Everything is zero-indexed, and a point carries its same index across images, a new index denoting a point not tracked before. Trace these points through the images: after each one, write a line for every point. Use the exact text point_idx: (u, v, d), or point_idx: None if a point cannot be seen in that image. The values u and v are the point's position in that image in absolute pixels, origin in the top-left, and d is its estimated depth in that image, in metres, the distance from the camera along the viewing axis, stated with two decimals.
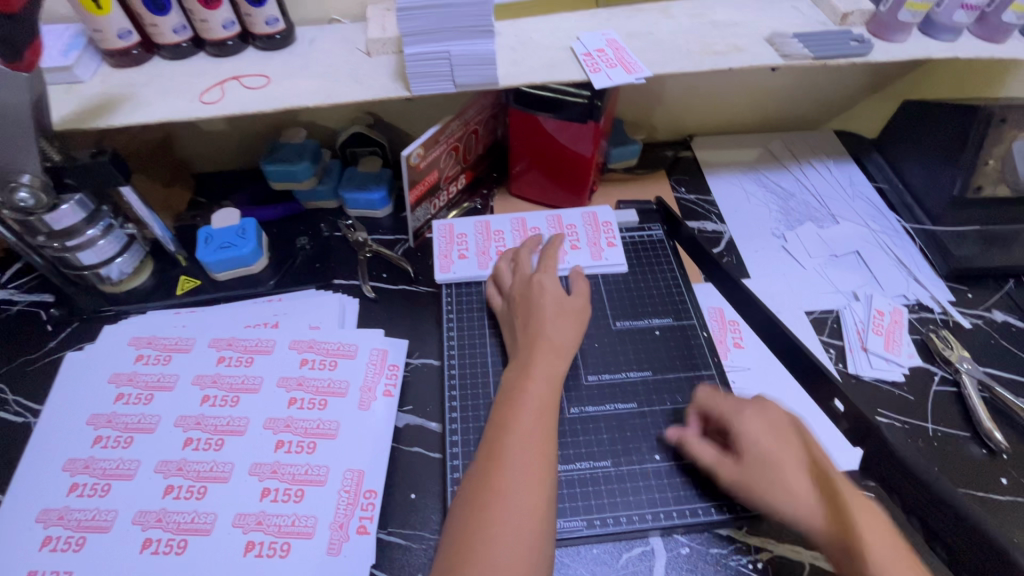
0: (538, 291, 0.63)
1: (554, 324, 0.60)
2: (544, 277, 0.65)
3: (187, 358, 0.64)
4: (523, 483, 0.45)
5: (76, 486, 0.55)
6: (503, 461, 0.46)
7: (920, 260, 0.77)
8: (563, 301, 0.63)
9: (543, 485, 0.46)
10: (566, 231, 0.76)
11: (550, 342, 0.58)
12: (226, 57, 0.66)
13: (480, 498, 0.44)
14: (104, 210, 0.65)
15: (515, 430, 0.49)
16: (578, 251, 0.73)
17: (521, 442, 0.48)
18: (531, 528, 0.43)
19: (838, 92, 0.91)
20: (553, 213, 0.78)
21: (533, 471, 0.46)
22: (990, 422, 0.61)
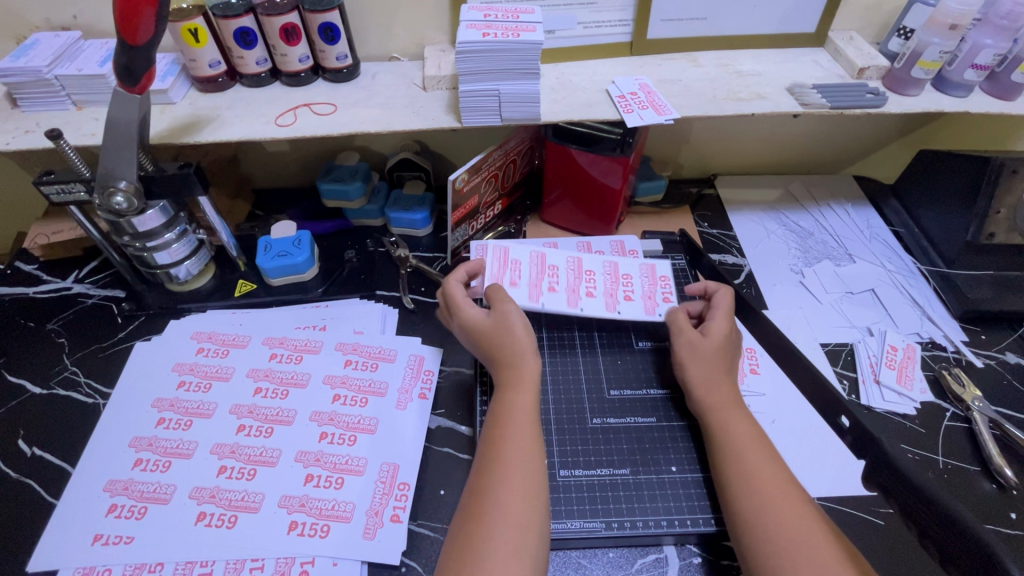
0: (473, 322, 0.64)
1: (515, 349, 0.62)
2: (474, 309, 0.65)
3: (243, 353, 0.70)
4: (511, 501, 0.49)
5: (140, 461, 0.60)
6: (493, 478, 0.51)
7: (935, 301, 0.80)
8: (501, 333, 0.63)
9: (531, 506, 0.50)
10: (621, 281, 0.74)
11: (515, 363, 0.61)
12: (299, 87, 0.74)
13: (470, 513, 0.49)
14: (181, 217, 0.73)
15: (506, 451, 0.53)
16: (631, 303, 0.71)
17: (510, 462, 0.52)
18: (518, 547, 0.47)
19: (857, 141, 0.96)
20: (610, 260, 0.76)
21: (522, 492, 0.50)
22: (1000, 459, 0.63)
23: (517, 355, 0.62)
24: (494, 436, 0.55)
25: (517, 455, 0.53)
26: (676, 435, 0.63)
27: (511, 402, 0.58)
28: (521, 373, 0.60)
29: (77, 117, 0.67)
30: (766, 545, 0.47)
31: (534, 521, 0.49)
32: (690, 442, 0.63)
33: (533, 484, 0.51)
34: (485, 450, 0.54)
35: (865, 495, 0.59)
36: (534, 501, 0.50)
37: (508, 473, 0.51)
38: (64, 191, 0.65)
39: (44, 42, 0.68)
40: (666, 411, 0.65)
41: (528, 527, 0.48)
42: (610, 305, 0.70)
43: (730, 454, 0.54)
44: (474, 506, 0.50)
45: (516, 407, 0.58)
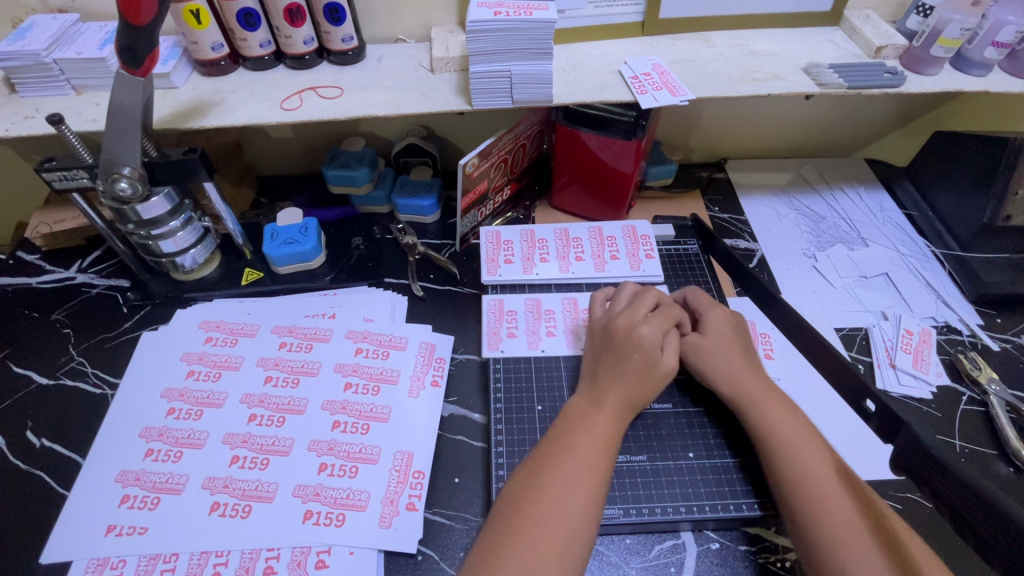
0: (629, 336, 0.59)
1: (633, 374, 0.58)
2: (648, 329, 0.59)
3: (251, 342, 0.69)
4: (550, 517, 0.48)
5: (151, 451, 0.59)
6: (542, 483, 0.50)
7: (950, 284, 0.79)
8: (650, 366, 0.58)
9: (574, 522, 0.48)
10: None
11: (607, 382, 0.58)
12: (303, 70, 0.73)
13: (510, 515, 0.48)
14: (186, 204, 0.71)
15: (563, 460, 0.51)
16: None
17: (565, 480, 0.50)
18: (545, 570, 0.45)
19: (869, 123, 0.95)
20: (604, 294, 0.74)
21: (565, 508, 0.48)
22: (1018, 442, 0.62)
23: (632, 378, 0.57)
24: (556, 442, 0.54)
25: (574, 469, 0.51)
26: (693, 421, 0.62)
27: (585, 414, 0.56)
28: (614, 397, 0.57)
29: (77, 103, 0.66)
30: (828, 550, 0.46)
31: (571, 538, 0.47)
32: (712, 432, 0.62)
33: (584, 500, 0.49)
34: (542, 453, 0.53)
35: (883, 480, 0.59)
36: (581, 518, 0.48)
37: (556, 485, 0.50)
38: (66, 177, 0.63)
39: (42, 25, 0.66)
40: (683, 397, 0.64)
41: (561, 549, 0.46)
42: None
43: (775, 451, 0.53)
44: (514, 509, 0.49)
45: (588, 421, 0.55)
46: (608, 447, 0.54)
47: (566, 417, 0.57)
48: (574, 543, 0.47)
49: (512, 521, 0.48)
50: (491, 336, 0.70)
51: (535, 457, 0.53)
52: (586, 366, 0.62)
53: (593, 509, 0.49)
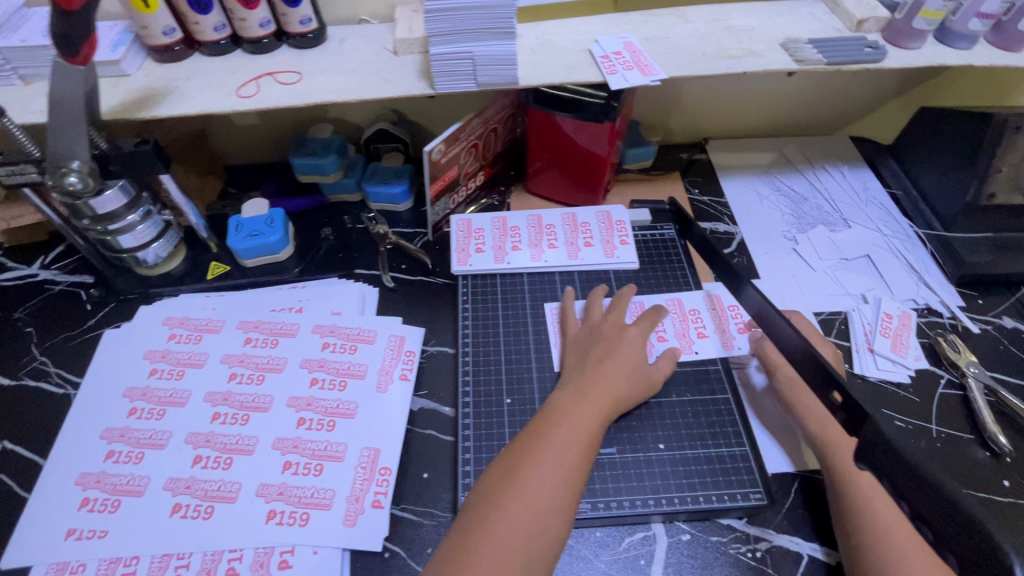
0: (620, 336, 0.63)
1: (623, 368, 0.59)
2: (636, 329, 0.64)
3: (216, 338, 0.67)
4: (525, 508, 0.47)
5: (112, 453, 0.58)
6: (520, 473, 0.49)
7: (931, 265, 0.78)
8: (639, 363, 0.61)
9: (549, 514, 0.47)
10: (690, 317, 0.69)
11: (599, 379, 0.58)
12: (262, 55, 0.70)
13: (484, 506, 0.47)
14: (144, 197, 0.69)
15: (543, 448, 0.50)
16: (706, 340, 0.67)
17: (542, 472, 0.49)
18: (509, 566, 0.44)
19: (855, 100, 0.92)
20: (673, 295, 0.72)
21: (540, 499, 0.47)
22: (994, 426, 0.62)
23: (622, 372, 0.59)
24: (537, 431, 0.53)
25: (555, 459, 0.50)
26: (664, 413, 0.61)
27: (570, 404, 0.55)
28: (601, 389, 0.57)
29: (22, 93, 0.63)
30: None
31: (543, 530, 0.46)
32: (696, 440, 0.60)
33: (561, 491, 0.48)
34: (523, 442, 0.52)
35: None
36: (555, 509, 0.47)
37: (534, 475, 0.49)
38: (14, 172, 0.61)
39: None
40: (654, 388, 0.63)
41: (533, 541, 0.45)
42: (685, 347, 0.66)
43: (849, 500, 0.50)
44: (489, 497, 0.48)
45: (573, 411, 0.54)
46: (590, 435, 0.53)
47: (551, 405, 0.56)
48: (547, 536, 0.46)
49: (487, 511, 0.46)
50: (558, 344, 0.67)
51: (515, 446, 0.52)
52: (568, 364, 0.62)
53: (568, 500, 0.48)
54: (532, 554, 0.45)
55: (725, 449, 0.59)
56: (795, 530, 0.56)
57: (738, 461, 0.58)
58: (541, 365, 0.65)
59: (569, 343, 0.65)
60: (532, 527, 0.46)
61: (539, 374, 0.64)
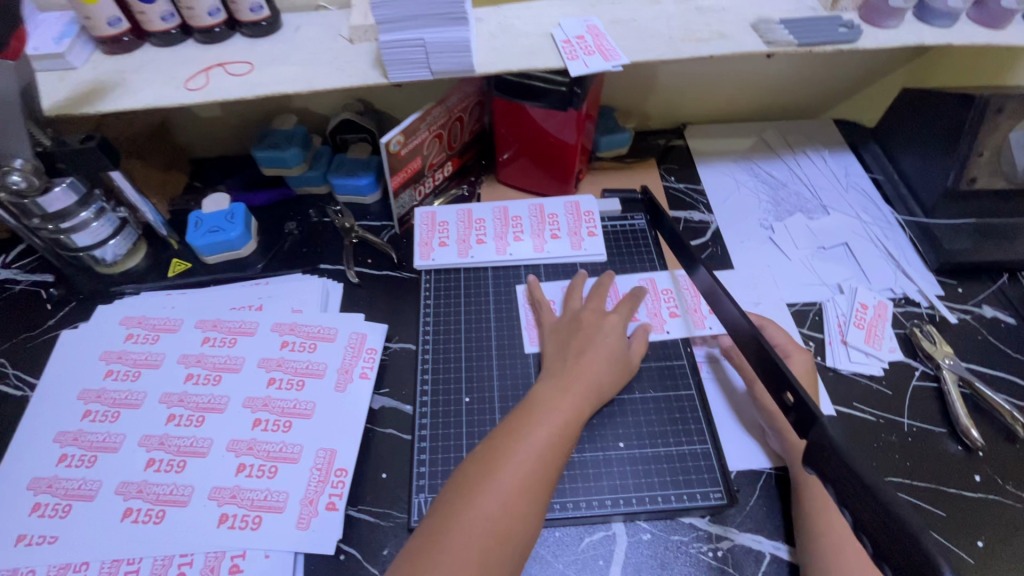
0: (598, 324, 0.62)
1: (604, 360, 0.59)
2: (616, 316, 0.63)
3: (173, 338, 0.66)
4: (496, 505, 0.46)
5: (65, 457, 0.57)
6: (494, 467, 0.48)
7: (911, 253, 0.76)
8: (619, 354, 0.60)
9: (519, 511, 0.47)
10: (663, 297, 0.69)
11: (580, 372, 0.57)
12: (214, 45, 0.67)
13: (454, 500, 0.47)
14: (96, 193, 0.67)
15: (518, 443, 0.50)
16: (678, 319, 0.67)
17: (514, 467, 0.48)
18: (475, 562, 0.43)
19: (839, 81, 0.89)
20: (648, 275, 0.72)
21: (512, 497, 0.47)
22: (967, 420, 0.60)
23: (602, 364, 0.59)
24: (515, 426, 0.52)
25: (530, 454, 0.49)
26: (626, 410, 0.60)
27: (550, 398, 0.54)
28: (583, 384, 0.56)
29: None
30: None
31: (513, 527, 0.46)
32: (657, 437, 0.59)
33: (534, 487, 0.48)
34: (499, 437, 0.51)
35: None
36: (527, 506, 0.47)
37: (508, 471, 0.48)
38: None
39: None
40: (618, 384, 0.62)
41: (501, 539, 0.45)
42: (656, 326, 0.66)
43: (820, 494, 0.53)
44: (460, 491, 0.47)
45: (550, 405, 0.54)
46: (567, 430, 0.53)
47: (531, 399, 0.55)
48: (516, 533, 0.46)
49: (457, 507, 0.46)
50: (529, 324, 0.67)
51: (491, 439, 0.51)
52: (547, 353, 0.61)
53: (539, 497, 0.48)
54: (499, 551, 0.45)
55: (686, 447, 0.58)
56: (758, 528, 0.55)
57: (699, 460, 0.57)
58: (502, 363, 0.64)
59: (545, 328, 0.64)
60: (502, 525, 0.45)
61: (500, 373, 0.63)
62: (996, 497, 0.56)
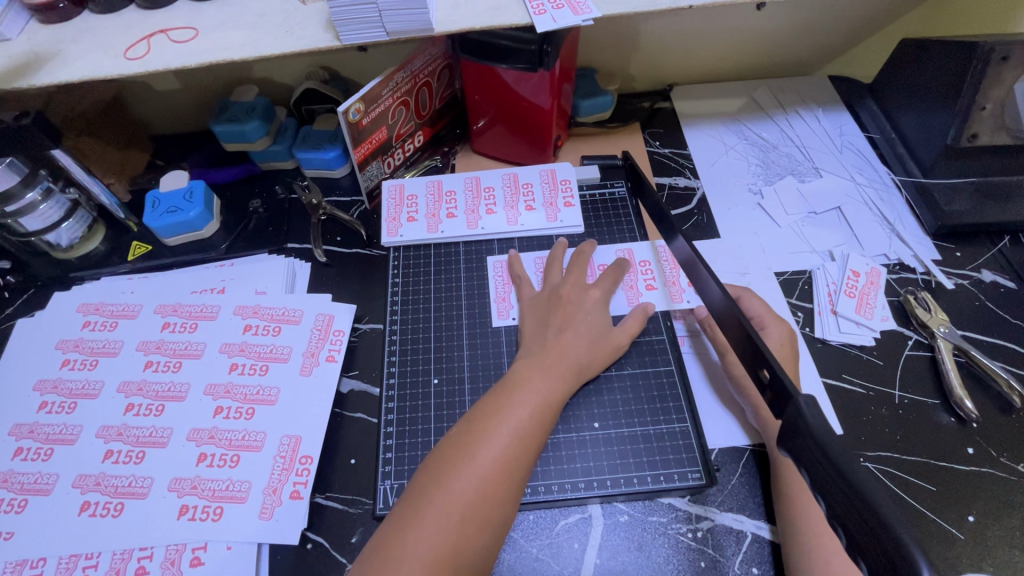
0: (579, 299, 0.59)
1: (585, 338, 0.56)
2: (597, 291, 0.60)
3: (132, 325, 0.63)
4: (470, 490, 0.44)
5: (20, 450, 0.55)
6: (468, 450, 0.46)
7: (907, 216, 0.72)
8: (600, 329, 0.57)
9: (495, 498, 0.44)
10: (639, 269, 0.66)
11: (558, 350, 0.54)
12: (157, 10, 0.62)
13: (427, 485, 0.44)
14: (42, 174, 0.64)
15: (494, 425, 0.47)
16: (655, 291, 0.64)
17: (488, 452, 0.45)
18: (444, 553, 0.41)
19: (834, 34, 0.84)
20: (625, 245, 0.68)
21: (488, 481, 0.44)
22: (962, 390, 0.57)
23: (581, 343, 0.56)
24: (491, 406, 0.49)
25: (506, 436, 0.47)
26: (601, 389, 0.58)
27: (529, 377, 0.52)
28: (563, 363, 0.53)
29: None
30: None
31: (487, 516, 0.43)
32: (633, 417, 0.56)
33: (512, 471, 0.45)
34: (474, 418, 0.48)
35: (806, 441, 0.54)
36: (504, 492, 0.44)
37: (483, 455, 0.45)
38: None
39: None
40: None
41: (477, 525, 0.43)
42: (631, 300, 0.63)
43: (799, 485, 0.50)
44: (431, 478, 0.44)
45: (528, 385, 0.51)
46: (546, 411, 0.50)
47: (508, 378, 0.52)
48: (493, 518, 0.44)
49: (429, 492, 0.43)
50: (498, 297, 0.65)
51: (466, 421, 0.49)
52: (527, 329, 0.58)
53: (517, 479, 0.46)
54: (474, 537, 0.42)
55: (664, 426, 0.56)
56: (739, 507, 0.53)
57: (678, 439, 0.55)
58: (473, 344, 0.61)
59: (524, 303, 0.61)
60: (473, 514, 0.43)
61: (471, 355, 0.61)
62: (989, 470, 0.54)
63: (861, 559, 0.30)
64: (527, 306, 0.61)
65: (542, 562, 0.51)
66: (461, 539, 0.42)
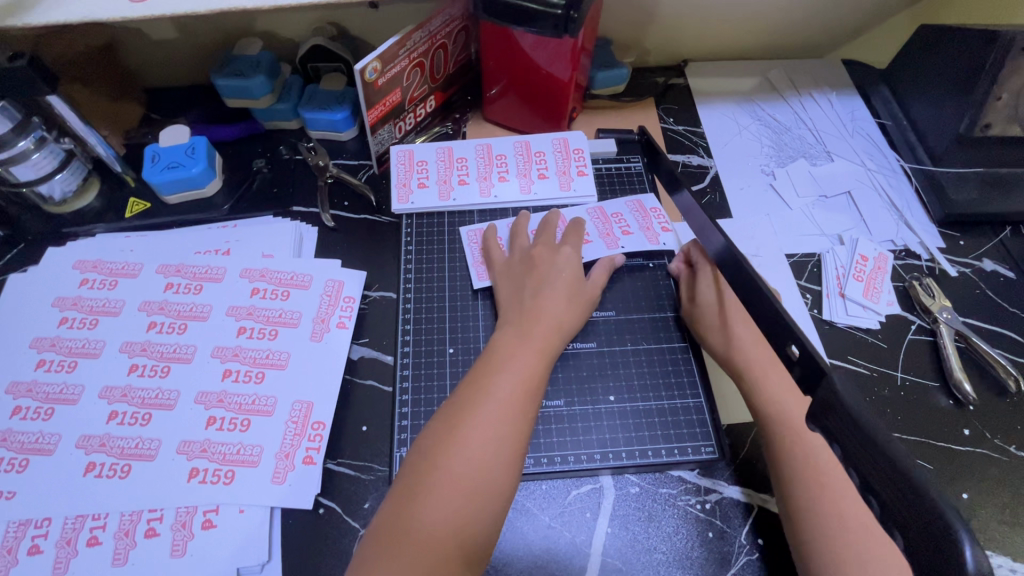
0: (552, 260, 0.59)
1: (561, 296, 0.56)
2: (569, 250, 0.60)
3: (133, 284, 0.61)
4: (463, 474, 0.45)
5: (19, 409, 0.53)
6: (456, 429, 0.46)
7: (914, 203, 0.73)
8: (576, 285, 0.57)
9: (488, 476, 0.45)
10: (612, 220, 0.66)
11: (544, 318, 0.54)
12: None
13: (420, 466, 0.45)
14: (35, 121, 0.60)
15: (480, 402, 0.48)
16: (632, 237, 0.64)
17: (475, 433, 0.46)
18: (449, 534, 0.43)
19: (852, 18, 0.83)
20: (593, 204, 0.68)
21: (478, 462, 0.45)
22: (961, 373, 0.59)
23: (560, 303, 0.55)
24: (472, 382, 0.50)
25: (491, 412, 0.47)
26: (618, 361, 0.58)
27: (511, 347, 0.52)
28: (542, 327, 0.53)
29: None
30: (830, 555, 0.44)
31: (485, 493, 0.45)
32: (647, 391, 0.57)
33: (499, 448, 0.46)
34: (459, 395, 0.49)
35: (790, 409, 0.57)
36: (496, 469, 0.45)
37: (469, 434, 0.46)
38: None
39: None
40: (609, 336, 0.60)
41: (478, 501, 0.44)
42: (609, 244, 0.63)
43: (819, 472, 0.48)
44: (421, 463, 0.45)
45: (511, 357, 0.51)
46: (532, 383, 0.50)
47: (489, 347, 0.53)
48: (491, 495, 0.45)
49: (421, 473, 0.45)
50: (476, 262, 0.63)
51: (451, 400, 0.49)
52: (503, 297, 0.58)
53: (507, 453, 0.46)
54: (477, 513, 0.44)
55: (679, 401, 0.56)
56: (747, 480, 0.54)
57: (691, 413, 0.56)
58: (489, 308, 0.61)
59: (496, 270, 0.60)
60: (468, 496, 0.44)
61: (486, 321, 0.60)
62: (984, 450, 0.56)
63: (897, 533, 0.30)
64: (502, 270, 0.60)
65: (554, 530, 0.52)
66: (463, 519, 0.43)
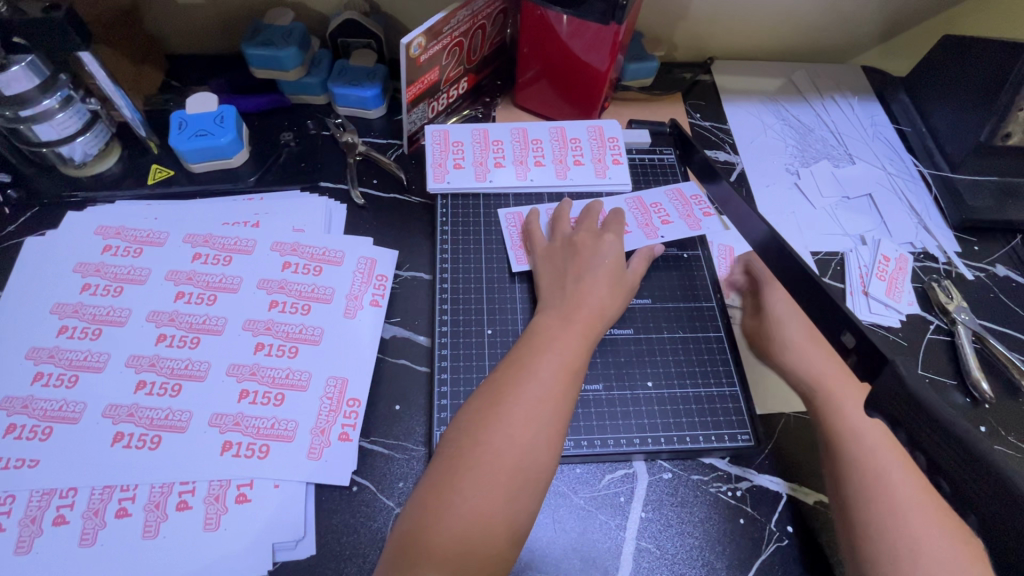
0: (595, 246, 0.59)
1: (602, 283, 0.56)
2: (612, 237, 0.60)
3: (159, 253, 0.59)
4: (509, 456, 0.43)
5: (41, 375, 0.52)
6: (501, 406, 0.46)
7: (932, 208, 0.75)
8: (616, 274, 0.57)
9: (534, 457, 0.44)
10: (652, 210, 0.66)
11: (587, 304, 0.54)
12: None
13: (462, 444, 0.44)
14: (61, 79, 0.58)
15: (523, 383, 0.47)
16: (671, 226, 0.65)
17: (520, 414, 0.45)
18: (494, 516, 0.42)
19: (876, 25, 0.85)
20: (631, 193, 0.68)
21: (523, 443, 0.44)
22: (978, 372, 0.61)
23: (601, 289, 0.55)
24: (515, 361, 0.49)
25: (535, 393, 0.47)
26: (654, 348, 0.59)
27: (552, 331, 0.51)
28: (584, 313, 0.53)
29: None
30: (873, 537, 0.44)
31: (530, 473, 0.44)
32: (683, 378, 0.58)
33: (541, 430, 0.45)
34: (502, 374, 0.49)
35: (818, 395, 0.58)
36: (542, 451, 0.45)
37: (512, 414, 0.45)
38: None
39: None
40: (645, 324, 0.61)
41: (525, 482, 0.44)
42: (650, 234, 0.64)
43: (863, 462, 0.47)
44: (461, 441, 0.45)
45: (553, 340, 0.51)
46: (574, 366, 0.50)
47: (532, 329, 0.53)
48: (537, 475, 0.44)
49: (464, 452, 0.44)
50: (515, 246, 0.63)
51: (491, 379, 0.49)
52: (543, 282, 0.57)
53: (548, 434, 0.45)
54: (525, 494, 0.43)
55: (715, 390, 0.57)
56: (777, 470, 0.55)
57: (727, 402, 0.57)
58: (526, 295, 0.61)
59: (537, 255, 0.60)
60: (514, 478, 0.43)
61: (523, 306, 0.60)
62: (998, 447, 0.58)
63: None
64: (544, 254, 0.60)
65: (589, 512, 0.52)
66: (508, 501, 0.42)
